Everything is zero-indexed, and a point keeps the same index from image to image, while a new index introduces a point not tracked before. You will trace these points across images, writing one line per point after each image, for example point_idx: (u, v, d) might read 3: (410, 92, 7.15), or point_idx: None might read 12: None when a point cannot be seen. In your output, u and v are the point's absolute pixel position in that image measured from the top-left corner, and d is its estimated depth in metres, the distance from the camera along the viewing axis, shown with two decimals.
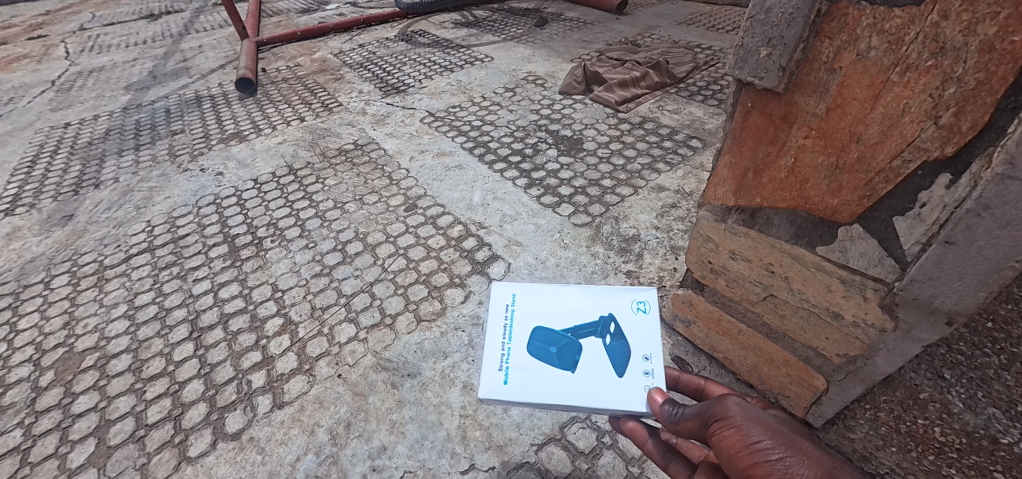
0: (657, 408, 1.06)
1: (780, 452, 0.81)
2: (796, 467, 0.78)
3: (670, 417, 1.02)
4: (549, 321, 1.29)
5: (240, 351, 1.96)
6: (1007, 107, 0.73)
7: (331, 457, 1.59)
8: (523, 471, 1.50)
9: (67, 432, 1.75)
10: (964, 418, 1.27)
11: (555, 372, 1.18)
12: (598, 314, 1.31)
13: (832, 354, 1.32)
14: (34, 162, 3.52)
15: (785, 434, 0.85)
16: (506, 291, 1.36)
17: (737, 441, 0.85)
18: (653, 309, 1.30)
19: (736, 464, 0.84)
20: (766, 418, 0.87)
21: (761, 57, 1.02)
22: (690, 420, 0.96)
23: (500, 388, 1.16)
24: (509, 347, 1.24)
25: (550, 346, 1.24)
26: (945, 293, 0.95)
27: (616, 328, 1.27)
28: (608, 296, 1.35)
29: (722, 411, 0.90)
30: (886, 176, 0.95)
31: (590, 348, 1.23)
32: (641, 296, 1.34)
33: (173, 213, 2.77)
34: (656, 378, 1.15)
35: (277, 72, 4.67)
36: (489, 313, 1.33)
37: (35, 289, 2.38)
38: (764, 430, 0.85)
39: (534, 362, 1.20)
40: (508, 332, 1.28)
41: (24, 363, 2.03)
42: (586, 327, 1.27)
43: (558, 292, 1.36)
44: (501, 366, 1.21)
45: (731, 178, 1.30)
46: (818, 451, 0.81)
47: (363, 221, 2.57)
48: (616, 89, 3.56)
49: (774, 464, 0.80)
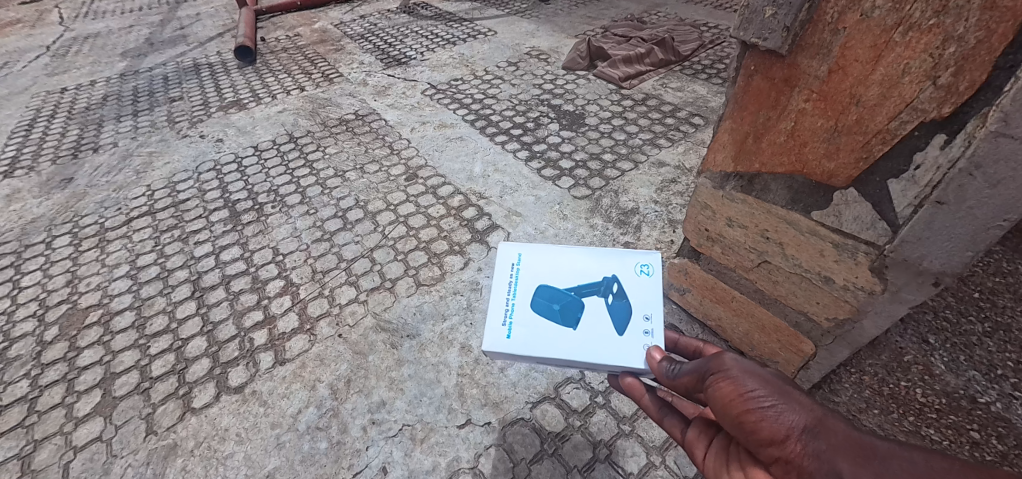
0: (656, 365, 1.10)
1: (772, 399, 0.84)
2: (787, 414, 0.81)
3: (668, 373, 1.04)
4: (553, 280, 1.31)
5: (242, 310, 1.99)
6: (1006, 65, 0.74)
7: (332, 410, 1.64)
8: (518, 426, 1.55)
9: (73, 384, 1.79)
10: (946, 378, 1.48)
11: (556, 328, 1.20)
12: (601, 275, 1.32)
13: (822, 318, 1.36)
14: (31, 126, 3.49)
15: (779, 385, 0.87)
16: (512, 251, 1.39)
17: (732, 391, 0.87)
18: (657, 272, 1.31)
19: (730, 412, 0.87)
20: (762, 371, 0.89)
21: (766, 17, 1.00)
22: (687, 374, 0.98)
23: (503, 342, 1.19)
24: (513, 303, 1.27)
25: (553, 304, 1.26)
26: (934, 254, 0.97)
27: (619, 289, 1.28)
28: (612, 258, 1.36)
29: (719, 365, 0.92)
30: (883, 137, 0.95)
31: (592, 306, 1.24)
32: (645, 259, 1.34)
33: (173, 178, 2.78)
34: (655, 338, 1.17)
35: (277, 41, 4.61)
36: (495, 271, 1.36)
37: (36, 248, 2.39)
38: (758, 380, 0.87)
39: (537, 318, 1.23)
40: (513, 289, 1.30)
41: (28, 319, 2.05)
42: (589, 287, 1.29)
43: (563, 254, 1.38)
44: (504, 321, 1.23)
45: (731, 144, 1.30)
46: (809, 400, 0.84)
47: (364, 190, 2.58)
48: (620, 65, 3.52)
49: (766, 411, 0.83)
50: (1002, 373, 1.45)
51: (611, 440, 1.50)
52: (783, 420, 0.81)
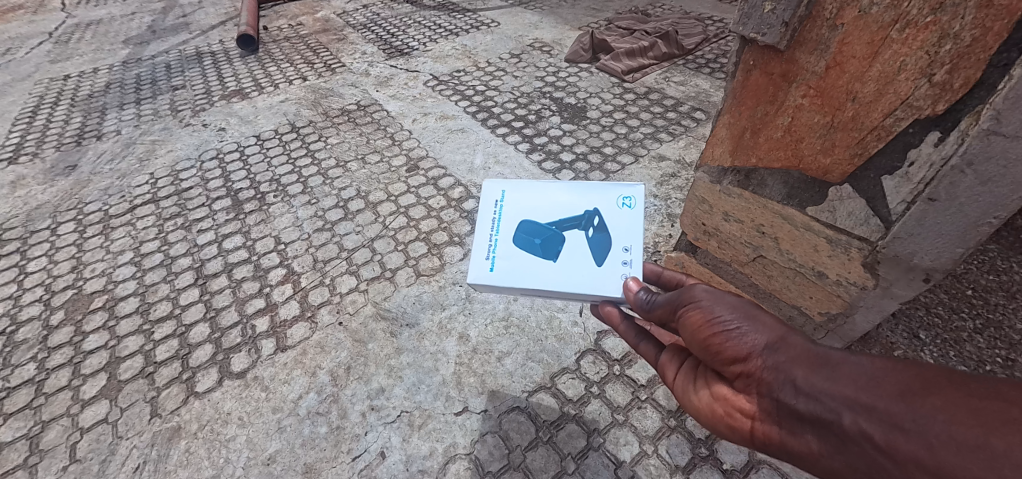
0: (632, 295, 1.12)
1: (736, 322, 0.87)
2: (748, 334, 0.85)
3: (643, 304, 1.08)
4: (535, 215, 1.32)
5: (244, 297, 2.02)
6: (999, 64, 0.74)
7: (332, 396, 1.67)
8: (514, 414, 1.58)
9: (79, 367, 1.83)
10: None
11: (537, 261, 1.22)
12: (583, 209, 1.31)
13: (816, 312, 1.39)
14: (34, 112, 3.50)
15: (747, 309, 0.89)
16: (496, 189, 1.40)
17: (699, 318, 0.91)
18: (639, 205, 1.29)
19: (698, 336, 0.91)
20: (731, 298, 0.92)
21: (764, 12, 0.98)
22: (660, 306, 1.02)
23: (486, 274, 1.22)
24: (496, 238, 1.28)
25: (535, 238, 1.27)
26: (924, 250, 0.99)
27: (600, 222, 1.28)
28: (595, 192, 1.35)
29: (689, 297, 0.96)
30: (877, 134, 0.96)
31: (573, 239, 1.25)
32: (628, 192, 1.32)
33: (176, 167, 2.80)
34: (633, 268, 1.18)
35: (279, 30, 4.59)
36: (479, 208, 1.37)
37: (42, 234, 2.42)
38: (726, 307, 0.90)
39: (519, 252, 1.25)
40: (496, 224, 1.31)
41: (34, 303, 2.08)
42: (570, 221, 1.29)
43: (547, 190, 1.38)
44: (487, 255, 1.26)
45: (728, 139, 1.29)
46: (773, 320, 0.86)
47: (364, 180, 2.60)
48: (623, 58, 3.50)
49: (730, 333, 0.87)
50: (989, 368, 1.52)
51: (605, 428, 1.53)
52: (745, 340, 0.85)
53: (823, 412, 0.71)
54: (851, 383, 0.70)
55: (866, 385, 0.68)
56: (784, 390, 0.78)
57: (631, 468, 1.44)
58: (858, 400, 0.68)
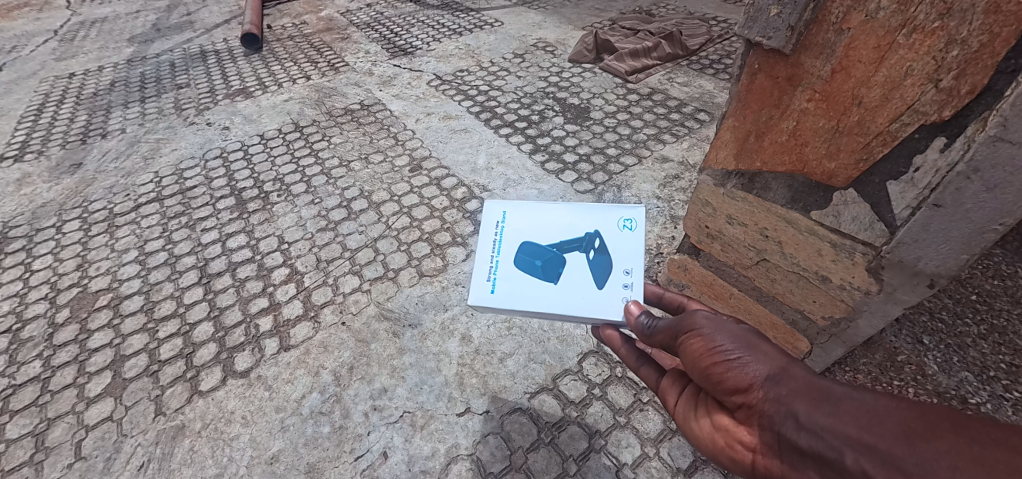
0: (633, 318, 1.12)
1: (738, 352, 0.87)
2: (750, 364, 0.84)
3: (644, 328, 1.08)
4: (537, 236, 1.32)
5: (248, 297, 2.03)
6: (1007, 70, 0.74)
7: (335, 395, 1.67)
8: (516, 416, 1.58)
9: (84, 365, 1.84)
10: (938, 378, 1.53)
11: (538, 283, 1.22)
12: (585, 231, 1.31)
13: (819, 316, 1.40)
14: (40, 110, 3.52)
15: (749, 338, 0.89)
16: (497, 209, 1.40)
17: (701, 345, 0.91)
18: (640, 227, 1.30)
19: (699, 364, 0.91)
20: (732, 327, 0.93)
21: (770, 15, 0.98)
22: (662, 331, 1.02)
23: (487, 296, 1.22)
24: (497, 259, 1.28)
25: (536, 260, 1.27)
26: (930, 256, 0.98)
27: (601, 245, 1.28)
28: (596, 213, 1.35)
29: (691, 323, 0.96)
30: (883, 139, 0.95)
31: (574, 262, 1.25)
32: (629, 214, 1.33)
33: (180, 166, 2.81)
34: (634, 291, 1.18)
35: (282, 29, 4.60)
36: (480, 229, 1.37)
37: (47, 233, 2.43)
38: (728, 335, 0.91)
39: (520, 274, 1.25)
40: (497, 246, 1.31)
41: (39, 301, 2.10)
42: (572, 243, 1.29)
43: (548, 211, 1.38)
44: (488, 277, 1.26)
45: (732, 141, 1.28)
46: (776, 351, 0.86)
47: (368, 180, 2.60)
48: (627, 58, 3.49)
49: (732, 363, 0.87)
50: (993, 374, 1.52)
51: (607, 430, 1.53)
52: (747, 371, 0.85)
53: (826, 449, 0.70)
54: (852, 420, 0.69)
55: (868, 424, 0.67)
56: (786, 424, 0.77)
57: (632, 471, 1.44)
58: (861, 439, 0.67)
